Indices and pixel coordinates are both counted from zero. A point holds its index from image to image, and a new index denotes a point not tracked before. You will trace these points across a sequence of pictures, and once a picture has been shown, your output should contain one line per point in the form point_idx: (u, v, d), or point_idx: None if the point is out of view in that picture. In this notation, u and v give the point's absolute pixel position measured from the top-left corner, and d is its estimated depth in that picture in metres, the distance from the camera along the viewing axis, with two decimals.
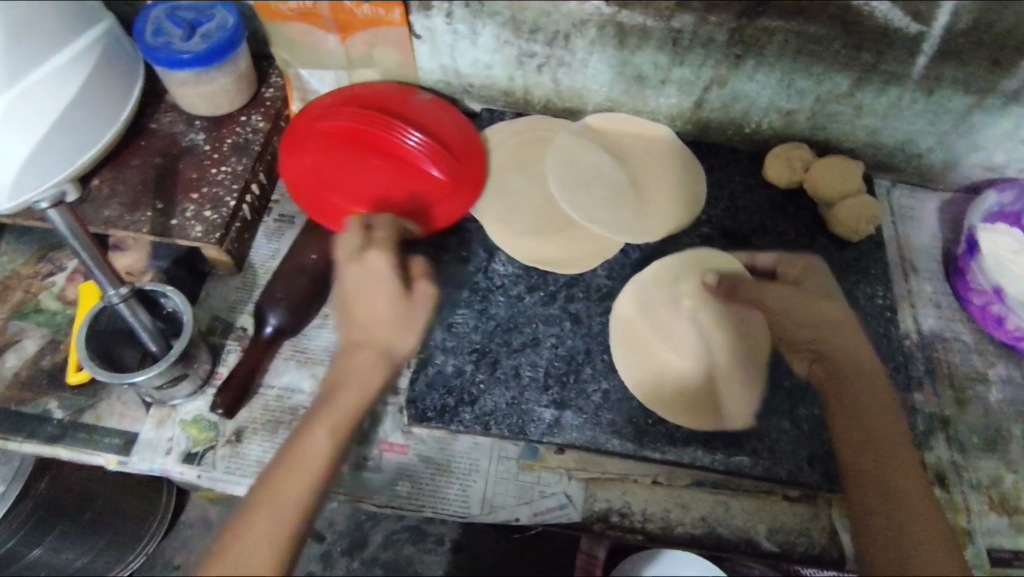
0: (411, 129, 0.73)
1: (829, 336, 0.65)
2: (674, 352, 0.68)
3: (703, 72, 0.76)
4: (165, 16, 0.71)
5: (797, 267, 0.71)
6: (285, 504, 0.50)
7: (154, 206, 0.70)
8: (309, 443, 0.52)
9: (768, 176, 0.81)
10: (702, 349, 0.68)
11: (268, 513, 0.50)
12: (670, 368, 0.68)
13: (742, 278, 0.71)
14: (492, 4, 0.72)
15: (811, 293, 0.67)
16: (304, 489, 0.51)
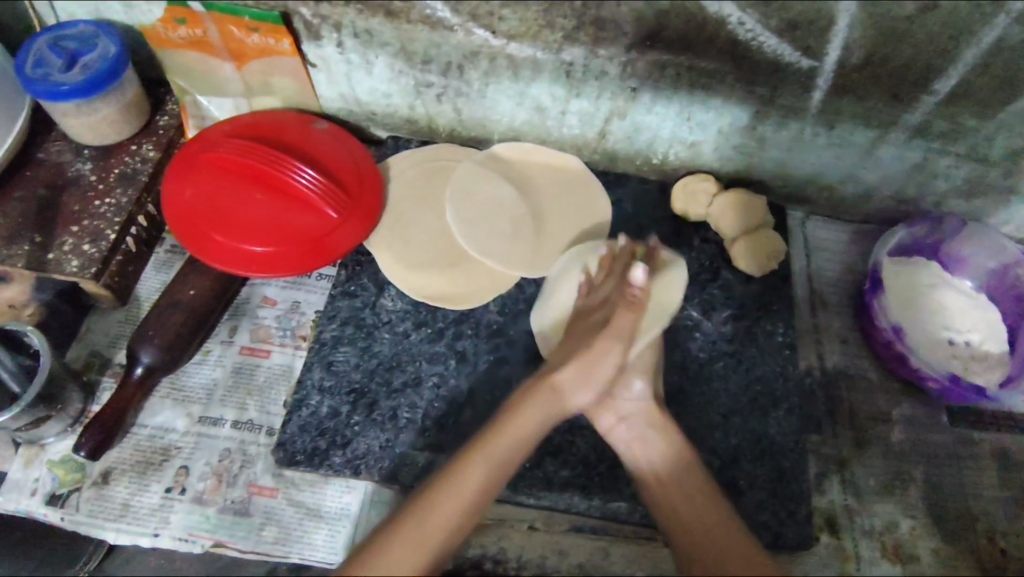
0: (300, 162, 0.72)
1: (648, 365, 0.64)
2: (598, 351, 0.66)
3: (601, 104, 0.75)
4: (48, 46, 0.69)
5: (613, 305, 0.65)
6: (427, 537, 0.55)
7: (32, 239, 0.69)
8: (460, 489, 0.57)
9: (676, 208, 0.80)
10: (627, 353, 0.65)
11: (407, 544, 0.54)
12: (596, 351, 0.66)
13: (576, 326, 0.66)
14: (380, 35, 0.71)
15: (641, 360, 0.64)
16: (448, 526, 0.56)
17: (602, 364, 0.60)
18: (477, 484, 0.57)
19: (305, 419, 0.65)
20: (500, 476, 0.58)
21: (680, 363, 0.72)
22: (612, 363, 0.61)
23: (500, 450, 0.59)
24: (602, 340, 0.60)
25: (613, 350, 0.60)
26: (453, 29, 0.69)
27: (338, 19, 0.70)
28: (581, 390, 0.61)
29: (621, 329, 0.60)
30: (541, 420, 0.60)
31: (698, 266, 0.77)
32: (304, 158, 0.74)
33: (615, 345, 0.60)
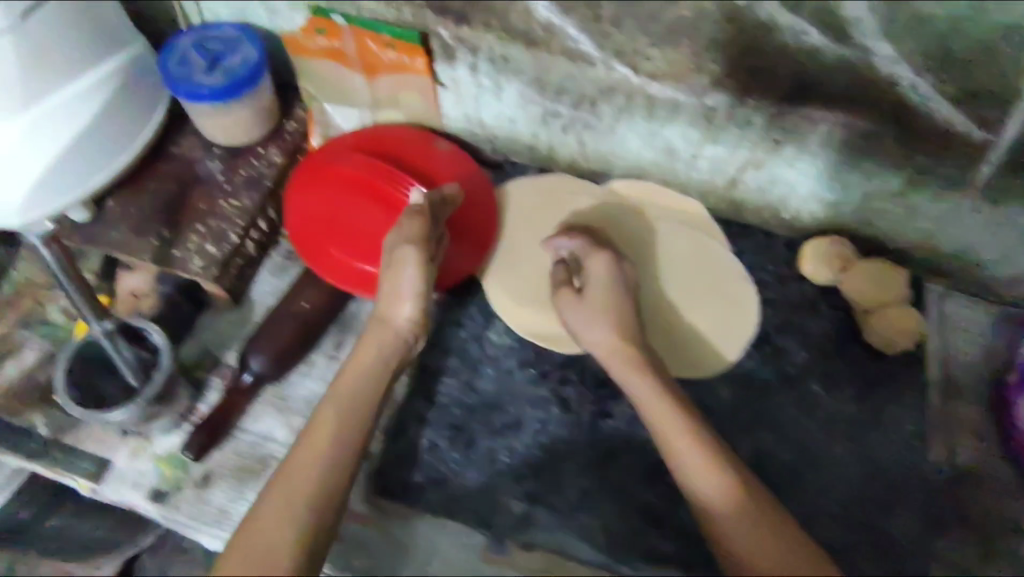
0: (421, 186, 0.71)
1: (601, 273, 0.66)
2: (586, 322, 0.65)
3: (738, 153, 0.70)
4: (191, 47, 0.70)
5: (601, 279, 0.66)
6: (298, 482, 0.51)
7: (160, 234, 0.70)
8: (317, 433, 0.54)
9: (803, 270, 0.75)
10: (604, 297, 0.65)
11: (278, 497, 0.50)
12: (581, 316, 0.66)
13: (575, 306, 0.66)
14: (515, 62, 0.68)
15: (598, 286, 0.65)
16: (321, 470, 0.52)
17: (404, 278, 0.63)
18: (333, 422, 0.55)
19: (403, 450, 0.64)
20: (355, 411, 0.56)
21: (795, 440, 0.68)
22: (411, 270, 0.62)
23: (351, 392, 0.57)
24: (397, 253, 0.63)
25: (411, 255, 0.62)
26: (593, 64, 0.65)
27: (476, 43, 0.68)
28: (397, 302, 0.63)
29: (408, 233, 0.63)
30: (375, 356, 0.60)
31: (822, 334, 0.73)
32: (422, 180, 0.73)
33: (410, 252, 0.62)
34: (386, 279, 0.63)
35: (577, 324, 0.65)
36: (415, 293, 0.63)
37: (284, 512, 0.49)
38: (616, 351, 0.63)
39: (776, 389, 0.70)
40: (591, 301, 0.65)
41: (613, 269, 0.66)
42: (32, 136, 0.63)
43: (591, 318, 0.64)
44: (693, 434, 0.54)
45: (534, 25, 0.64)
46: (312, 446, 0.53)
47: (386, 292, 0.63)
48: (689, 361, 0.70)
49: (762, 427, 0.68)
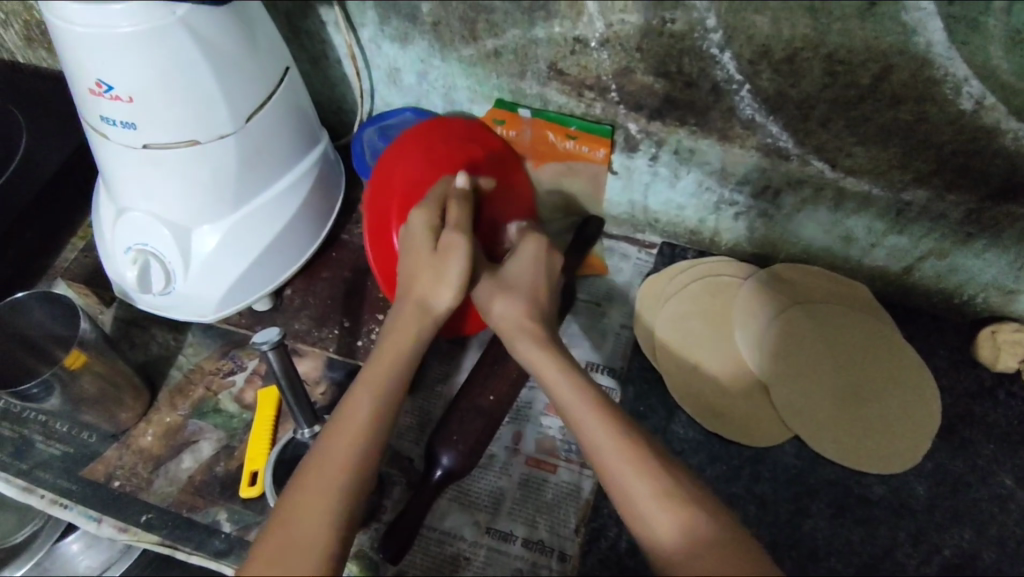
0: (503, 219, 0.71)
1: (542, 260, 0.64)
2: (503, 295, 0.61)
3: (923, 243, 0.70)
4: (376, 137, 0.75)
5: (538, 254, 0.64)
6: (331, 472, 0.49)
7: (342, 323, 0.71)
8: (351, 417, 0.52)
9: (980, 355, 0.74)
10: (538, 276, 0.63)
11: (311, 484, 0.49)
12: (515, 287, 0.62)
13: (493, 283, 0.62)
14: (703, 154, 0.70)
15: (538, 266, 0.64)
16: (350, 466, 0.50)
17: (449, 266, 0.60)
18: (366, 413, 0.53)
19: (604, 552, 0.64)
20: (387, 398, 0.54)
21: (999, 540, 0.66)
22: (460, 260, 0.60)
23: (382, 385, 0.54)
24: (447, 238, 0.60)
25: (459, 243, 0.60)
26: (788, 158, 0.66)
27: (664, 136, 0.69)
28: (435, 287, 0.60)
29: (459, 222, 0.61)
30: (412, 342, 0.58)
31: (1009, 425, 0.71)
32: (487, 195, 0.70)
33: (461, 239, 0.60)
34: (425, 258, 0.61)
35: (486, 296, 0.62)
36: (456, 280, 0.60)
37: (320, 509, 0.48)
38: (520, 326, 0.60)
39: (970, 485, 0.68)
40: (508, 276, 0.63)
41: (543, 253, 0.65)
42: (234, 238, 0.63)
43: (501, 291, 0.62)
44: (666, 497, 0.48)
45: (734, 122, 0.65)
46: (340, 438, 0.51)
47: (426, 276, 0.60)
48: (867, 452, 0.70)
49: (963, 526, 0.66)
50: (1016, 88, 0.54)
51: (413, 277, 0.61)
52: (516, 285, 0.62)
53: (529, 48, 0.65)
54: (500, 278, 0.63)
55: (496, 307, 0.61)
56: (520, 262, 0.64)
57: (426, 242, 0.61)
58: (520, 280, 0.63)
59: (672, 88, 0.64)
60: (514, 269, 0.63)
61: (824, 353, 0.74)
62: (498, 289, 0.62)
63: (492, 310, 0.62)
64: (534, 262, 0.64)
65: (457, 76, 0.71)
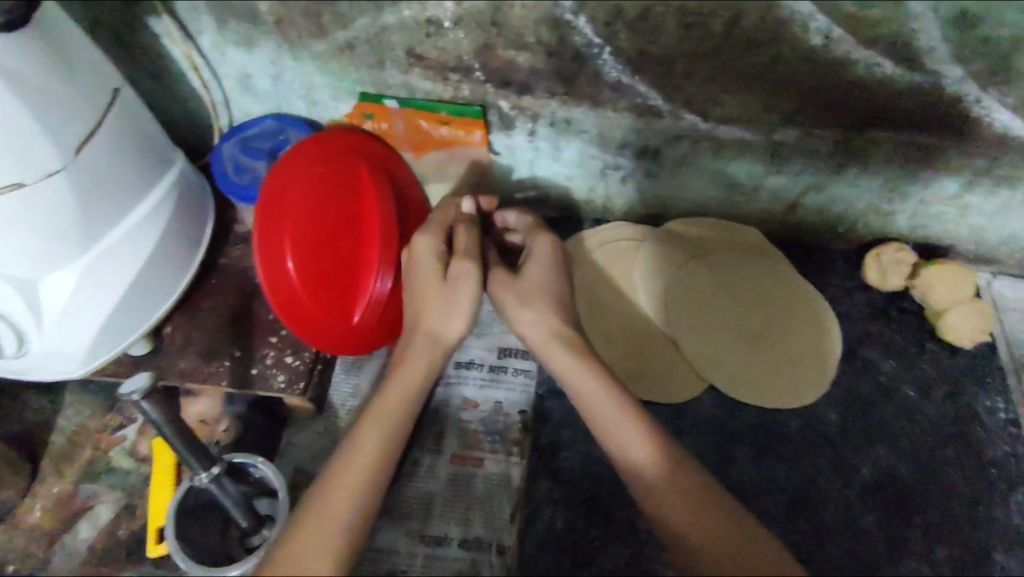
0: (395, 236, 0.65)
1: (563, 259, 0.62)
2: (533, 305, 0.59)
3: (801, 180, 0.72)
4: (238, 151, 0.69)
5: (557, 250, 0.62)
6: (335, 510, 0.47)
7: (232, 353, 0.66)
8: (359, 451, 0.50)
9: (867, 278, 0.78)
10: (565, 279, 0.61)
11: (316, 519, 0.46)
12: (546, 294, 0.60)
13: (518, 289, 0.60)
14: (579, 123, 0.69)
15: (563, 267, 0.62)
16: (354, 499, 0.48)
17: (459, 297, 0.58)
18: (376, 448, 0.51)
19: (542, 536, 0.63)
20: (397, 433, 0.52)
21: (909, 449, 0.69)
22: (472, 290, 0.58)
23: (390, 418, 0.53)
24: (455, 269, 0.58)
25: (471, 273, 0.58)
26: (661, 116, 0.67)
27: (537, 110, 0.68)
28: (448, 319, 0.58)
29: (465, 250, 0.59)
30: (424, 373, 0.56)
31: (902, 339, 0.75)
32: (362, 204, 0.65)
33: (470, 270, 0.58)
34: (435, 290, 0.58)
35: (511, 306, 0.59)
36: (469, 312, 0.58)
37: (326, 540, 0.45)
38: (557, 337, 0.58)
39: (877, 402, 0.71)
40: (529, 279, 0.60)
41: (559, 250, 0.62)
42: (90, 281, 0.57)
43: (526, 301, 0.59)
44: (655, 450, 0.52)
45: (602, 86, 0.64)
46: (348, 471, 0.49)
47: (435, 308, 0.58)
48: (775, 392, 0.72)
49: (875, 443, 0.69)
50: (857, 17, 0.56)
51: (423, 309, 0.58)
52: (543, 288, 0.60)
53: (383, 36, 0.62)
54: (523, 282, 0.60)
55: (526, 318, 0.59)
56: (539, 263, 0.61)
57: (434, 272, 0.59)
58: (546, 282, 0.60)
59: (535, 59, 0.62)
60: (542, 273, 0.61)
61: (726, 301, 0.75)
62: (522, 298, 0.59)
63: (522, 322, 0.59)
64: (556, 262, 0.62)
65: (313, 74, 0.67)
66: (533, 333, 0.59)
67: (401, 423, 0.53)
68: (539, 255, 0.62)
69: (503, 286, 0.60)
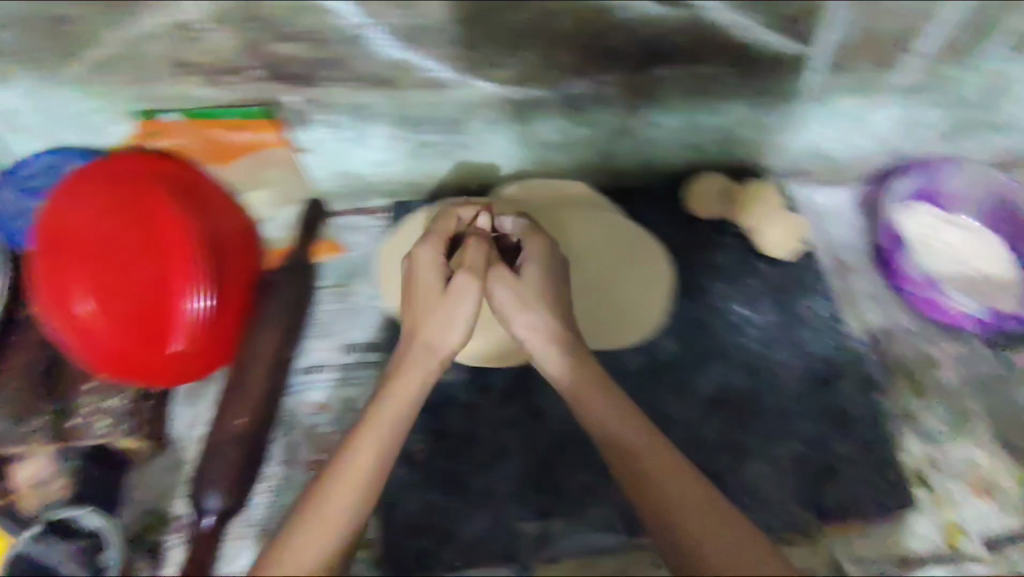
0: (199, 254, 0.63)
1: (552, 256, 0.65)
2: (524, 302, 0.62)
3: (607, 127, 0.75)
4: (15, 194, 0.67)
5: (545, 250, 0.65)
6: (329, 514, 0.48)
7: (51, 408, 0.63)
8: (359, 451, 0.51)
9: (690, 209, 0.81)
10: (555, 273, 0.65)
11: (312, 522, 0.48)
12: (543, 288, 0.63)
13: (512, 289, 0.62)
14: (375, 107, 0.68)
15: (554, 263, 0.65)
16: (350, 499, 0.49)
17: (456, 308, 0.60)
18: (375, 448, 0.52)
19: (404, 520, 0.63)
20: (396, 431, 0.54)
21: (744, 363, 0.74)
22: (471, 302, 0.61)
23: (386, 423, 0.54)
24: (458, 281, 0.61)
25: (470, 290, 0.61)
26: (450, 88, 0.67)
27: (331, 100, 0.67)
28: (447, 329, 0.60)
29: (472, 265, 0.62)
30: (419, 381, 0.57)
31: (727, 261, 0.80)
32: (159, 227, 0.62)
33: (473, 284, 0.61)
34: (435, 302, 0.61)
35: (506, 308, 0.62)
36: (466, 322, 0.61)
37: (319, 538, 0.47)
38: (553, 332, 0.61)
39: (711, 325, 0.76)
40: (530, 281, 0.63)
41: (549, 252, 0.65)
42: None
43: (524, 302, 0.62)
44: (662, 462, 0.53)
45: (383, 67, 0.64)
46: (344, 476, 0.50)
47: (434, 319, 0.60)
48: (611, 335, 0.74)
49: (713, 362, 0.74)
50: None
51: (422, 318, 0.61)
52: (540, 285, 0.63)
53: (140, 48, 0.59)
54: (524, 283, 0.62)
55: (524, 317, 0.61)
56: (534, 265, 0.64)
57: (435, 283, 0.62)
58: (542, 282, 0.63)
59: (309, 49, 0.61)
60: (539, 269, 0.64)
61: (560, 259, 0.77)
62: (517, 294, 0.62)
63: (517, 319, 0.62)
64: (549, 260, 0.65)
65: (78, 99, 0.63)
66: (528, 333, 0.61)
67: (398, 427, 0.54)
68: (531, 256, 0.64)
69: (507, 287, 0.62)
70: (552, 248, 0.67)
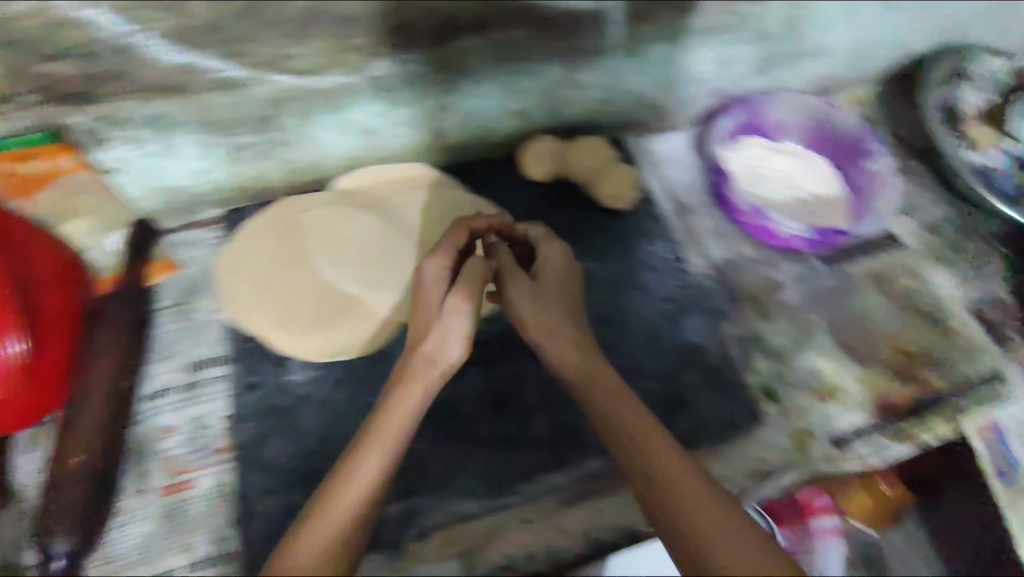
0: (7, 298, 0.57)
1: (562, 267, 0.68)
2: (537, 304, 0.64)
3: (428, 105, 0.75)
4: None
5: (558, 259, 0.68)
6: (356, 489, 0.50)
7: None
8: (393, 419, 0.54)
9: (526, 173, 0.83)
10: (564, 277, 0.68)
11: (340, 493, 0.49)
12: (551, 290, 0.66)
13: (525, 294, 0.65)
14: (174, 116, 0.66)
15: (565, 272, 0.68)
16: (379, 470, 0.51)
17: (452, 324, 0.59)
18: (404, 425, 0.54)
19: (263, 527, 0.61)
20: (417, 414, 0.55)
21: (596, 316, 0.77)
22: (465, 319, 0.60)
23: (410, 403, 0.55)
24: (453, 299, 0.60)
25: (466, 306, 0.60)
26: (247, 86, 0.65)
27: (124, 114, 0.64)
28: (448, 342, 0.59)
29: (471, 277, 0.62)
30: (422, 396, 0.56)
31: (571, 219, 0.82)
32: None
33: (468, 304, 0.60)
34: (433, 314, 0.61)
35: (520, 308, 0.64)
36: (464, 340, 0.59)
37: (346, 508, 0.49)
38: (566, 335, 0.62)
39: None
40: (548, 289, 0.66)
41: (564, 263, 0.68)
42: None
43: (538, 305, 0.64)
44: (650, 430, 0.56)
45: (168, 74, 0.62)
46: (374, 450, 0.52)
47: (432, 335, 0.59)
48: None
49: None
50: None
51: (420, 331, 0.60)
52: (554, 292, 0.66)
53: None
54: (544, 291, 0.65)
55: (542, 322, 0.63)
56: (548, 274, 0.67)
57: (439, 294, 0.63)
58: (557, 289, 0.66)
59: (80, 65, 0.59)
60: (548, 275, 0.67)
61: (403, 239, 0.77)
62: (534, 296, 0.64)
63: (531, 318, 0.63)
64: (563, 266, 0.68)
65: None
66: (542, 334, 0.63)
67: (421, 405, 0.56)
68: (547, 266, 0.68)
69: (522, 291, 0.64)
70: (568, 259, 0.69)
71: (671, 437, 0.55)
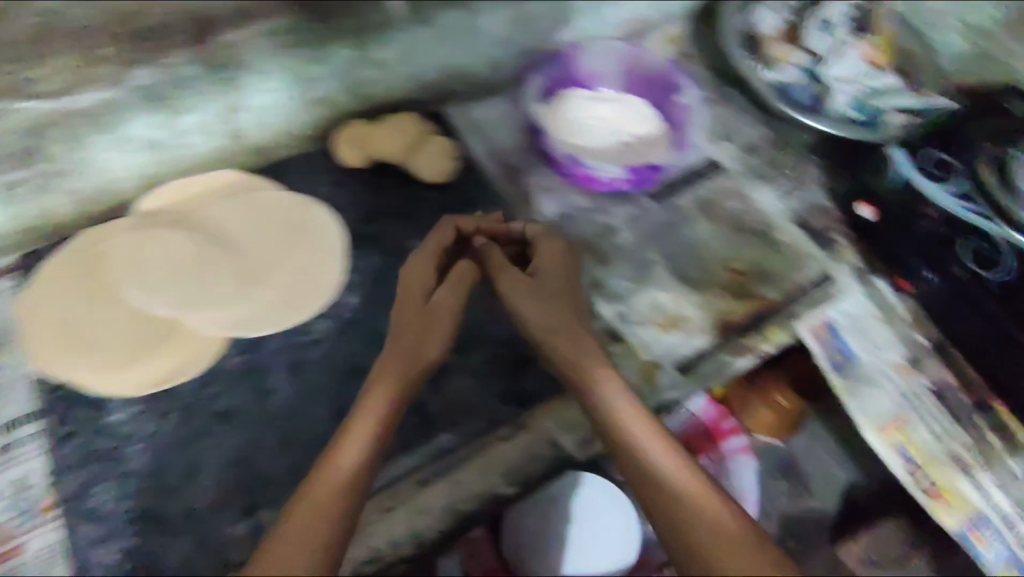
0: None
1: (557, 259, 0.71)
2: (530, 295, 0.67)
3: (213, 107, 0.74)
4: None
5: (550, 251, 0.71)
6: (326, 496, 0.52)
7: None
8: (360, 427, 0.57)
9: (342, 160, 0.81)
10: (562, 270, 0.70)
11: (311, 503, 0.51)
12: (540, 281, 0.69)
13: (516, 289, 0.68)
14: None
15: (563, 262, 0.71)
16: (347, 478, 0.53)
17: (434, 324, 0.64)
18: (368, 431, 0.56)
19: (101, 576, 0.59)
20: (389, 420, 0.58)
21: None
22: (446, 319, 0.65)
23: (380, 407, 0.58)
24: (437, 296, 0.66)
25: (448, 305, 0.66)
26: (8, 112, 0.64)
27: None
28: (427, 343, 0.63)
29: (459, 280, 0.68)
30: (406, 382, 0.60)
31: (396, 200, 0.80)
32: None
33: (449, 304, 0.66)
34: (414, 316, 0.65)
35: (510, 299, 0.68)
36: (441, 341, 0.64)
37: (318, 518, 0.50)
38: (567, 322, 0.66)
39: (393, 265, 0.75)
40: (544, 282, 0.68)
41: (561, 260, 0.71)
42: None
43: (533, 297, 0.67)
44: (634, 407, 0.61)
45: None
46: (344, 456, 0.54)
47: (414, 331, 0.64)
48: (290, 306, 0.71)
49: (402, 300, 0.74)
50: None
51: (402, 328, 0.64)
52: (549, 283, 0.68)
53: None
54: (538, 285, 0.68)
55: (538, 312, 0.66)
56: (543, 268, 0.70)
57: (421, 294, 0.66)
58: (551, 282, 0.69)
59: None
60: (544, 268, 0.70)
61: (219, 250, 0.73)
62: (525, 290, 0.67)
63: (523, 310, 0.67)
64: (557, 256, 0.71)
65: None
66: (534, 323, 0.66)
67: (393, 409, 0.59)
68: (541, 259, 0.70)
69: (515, 285, 0.68)
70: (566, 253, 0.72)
71: (641, 411, 0.60)
